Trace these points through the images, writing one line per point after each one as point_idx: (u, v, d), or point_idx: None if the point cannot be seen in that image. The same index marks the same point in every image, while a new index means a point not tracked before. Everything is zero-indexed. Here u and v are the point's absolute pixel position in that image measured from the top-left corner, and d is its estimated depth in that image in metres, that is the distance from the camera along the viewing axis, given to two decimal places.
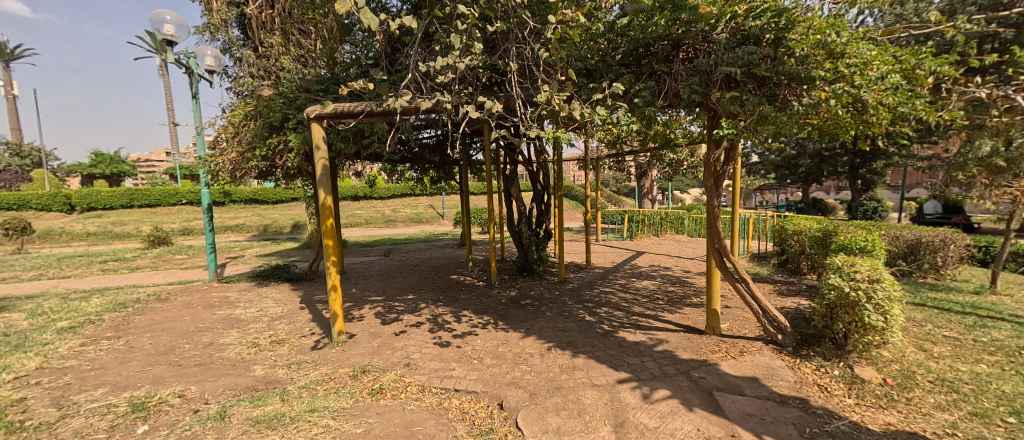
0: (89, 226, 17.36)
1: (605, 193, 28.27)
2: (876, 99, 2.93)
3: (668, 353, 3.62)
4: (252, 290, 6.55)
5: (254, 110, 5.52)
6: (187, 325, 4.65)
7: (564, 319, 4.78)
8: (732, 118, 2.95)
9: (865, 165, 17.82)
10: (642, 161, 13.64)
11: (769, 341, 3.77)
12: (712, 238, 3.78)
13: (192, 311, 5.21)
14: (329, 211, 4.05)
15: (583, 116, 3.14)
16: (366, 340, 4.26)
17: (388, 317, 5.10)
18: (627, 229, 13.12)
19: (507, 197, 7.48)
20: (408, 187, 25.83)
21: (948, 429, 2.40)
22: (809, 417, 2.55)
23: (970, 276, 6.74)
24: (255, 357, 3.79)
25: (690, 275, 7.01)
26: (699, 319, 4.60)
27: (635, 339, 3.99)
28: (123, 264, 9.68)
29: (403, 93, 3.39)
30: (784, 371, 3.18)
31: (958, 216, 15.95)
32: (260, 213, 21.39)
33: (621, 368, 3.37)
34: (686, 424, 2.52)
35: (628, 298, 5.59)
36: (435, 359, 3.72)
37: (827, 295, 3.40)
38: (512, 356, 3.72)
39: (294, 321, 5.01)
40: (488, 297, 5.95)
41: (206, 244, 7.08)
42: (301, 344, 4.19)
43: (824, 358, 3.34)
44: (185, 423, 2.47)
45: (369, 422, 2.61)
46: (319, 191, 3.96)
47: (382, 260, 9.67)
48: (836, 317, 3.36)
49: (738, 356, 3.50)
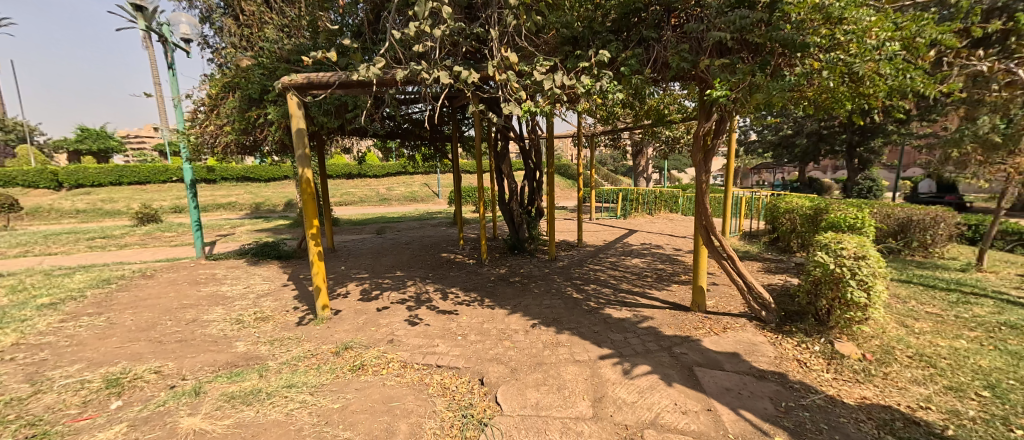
0: (78, 204, 17.12)
1: (600, 172, 28.18)
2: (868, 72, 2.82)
3: (652, 329, 3.62)
4: (241, 267, 6.51)
5: (232, 81, 5.31)
6: (171, 301, 4.61)
7: (551, 295, 4.79)
8: (724, 85, 2.75)
9: (862, 143, 17.73)
10: (638, 139, 13.52)
11: (753, 317, 3.77)
12: (699, 213, 3.70)
13: (177, 288, 5.17)
14: (310, 188, 3.97)
15: (565, 87, 3.01)
16: (351, 317, 4.24)
17: (374, 294, 5.10)
18: (622, 208, 13.12)
19: (499, 175, 7.34)
20: (403, 165, 25.66)
21: (922, 403, 2.44)
22: (785, 391, 2.57)
23: (957, 254, 6.79)
24: (238, 334, 3.79)
25: (681, 252, 7.04)
26: (685, 296, 4.62)
27: (620, 316, 4.00)
28: (111, 241, 9.58)
29: (377, 60, 3.25)
30: (766, 347, 3.19)
31: (951, 195, 16.13)
32: (252, 191, 21.16)
33: (604, 343, 3.38)
34: (664, 398, 2.53)
35: (616, 275, 5.62)
36: (419, 335, 3.71)
37: (812, 272, 3.39)
38: (496, 333, 3.71)
39: (280, 298, 4.99)
40: (477, 274, 5.95)
41: (192, 221, 6.92)
42: (285, 321, 4.18)
43: (806, 334, 3.33)
44: (160, 399, 2.46)
45: (347, 397, 2.60)
46: (298, 165, 3.90)
47: (374, 238, 9.63)
48: (820, 293, 3.35)
49: (721, 332, 3.50)
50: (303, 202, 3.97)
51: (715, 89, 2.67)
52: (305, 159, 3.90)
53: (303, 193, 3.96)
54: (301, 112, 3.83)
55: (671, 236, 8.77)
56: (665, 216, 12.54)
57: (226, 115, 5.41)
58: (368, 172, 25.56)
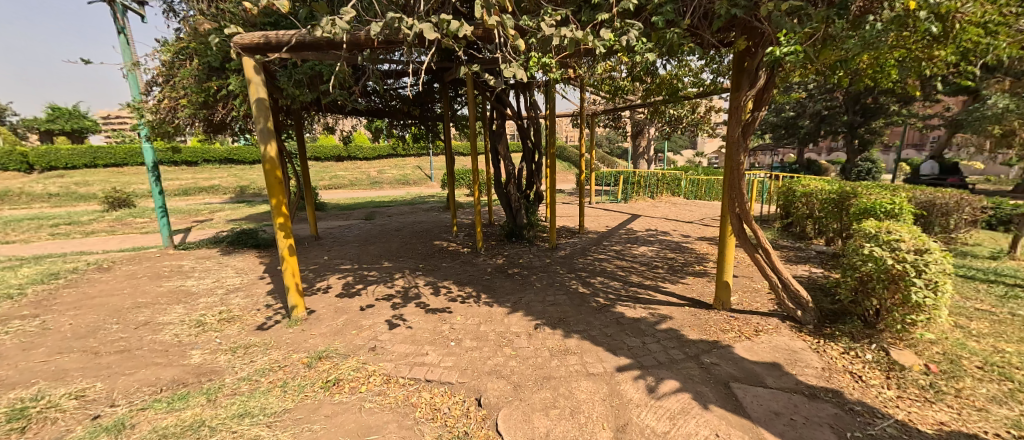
0: (51, 187, 16.25)
1: (597, 155, 27.63)
2: (946, 18, 2.32)
3: (673, 333, 3.17)
4: (212, 257, 5.93)
5: (188, 46, 4.62)
6: (123, 300, 4.06)
7: (555, 290, 4.31)
8: (791, 36, 2.15)
9: (865, 124, 17.32)
10: (640, 118, 12.92)
11: (785, 317, 3.32)
12: (731, 199, 3.15)
13: (134, 283, 4.61)
14: (276, 170, 3.38)
15: (582, 41, 2.42)
16: (329, 318, 3.73)
17: (357, 289, 4.59)
18: (622, 192, 12.64)
19: (495, 157, 6.75)
20: (395, 147, 24.89)
21: (1017, 432, 1.99)
22: (847, 417, 2.11)
23: (981, 240, 6.40)
24: (195, 340, 3.27)
25: (689, 239, 6.59)
26: (703, 290, 4.16)
27: (634, 316, 3.53)
28: (78, 228, 8.90)
29: (344, 11, 2.61)
30: (809, 355, 2.75)
31: (954, 177, 15.86)
32: (236, 173, 20.32)
33: (620, 351, 2.90)
34: (701, 427, 2.07)
35: (624, 266, 5.14)
36: (406, 341, 3.21)
37: (860, 268, 2.93)
38: (495, 337, 3.22)
39: (252, 294, 4.47)
40: (472, 265, 5.44)
41: (157, 206, 6.30)
42: (252, 323, 3.67)
43: (853, 339, 2.88)
44: (72, 437, 1.95)
45: (312, 430, 2.12)
46: (260, 142, 3.30)
47: (361, 224, 9.03)
48: (870, 292, 2.90)
49: (753, 336, 3.05)
50: (267, 186, 3.39)
51: (779, 42, 2.14)
52: (267, 134, 3.30)
53: (268, 175, 3.37)
54: (260, 77, 3.23)
55: (676, 221, 8.31)
56: (667, 200, 12.07)
57: (182, 85, 4.75)
58: (359, 154, 24.78)
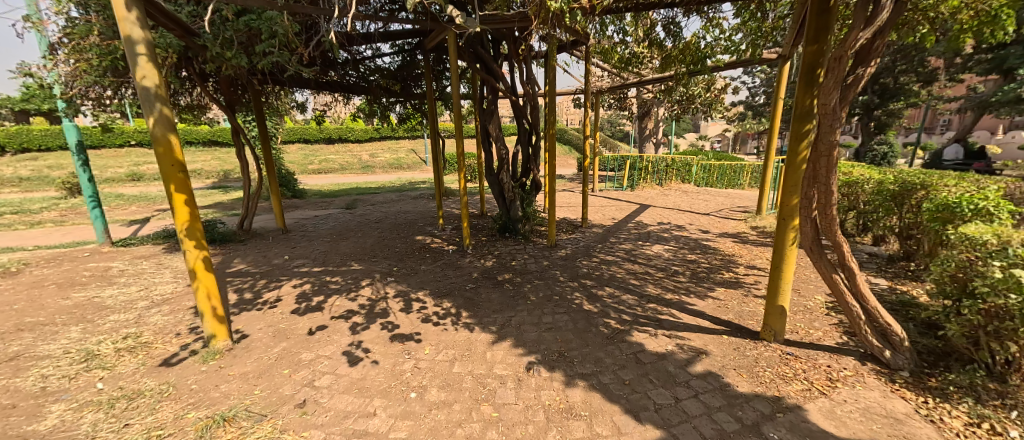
0: (21, 171, 15.27)
1: (600, 139, 26.50)
2: None
3: (715, 381, 2.31)
4: (152, 257, 5.05)
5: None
6: (5, 322, 3.19)
7: (554, 306, 3.44)
8: None
9: (882, 105, 16.05)
10: (648, 98, 11.81)
11: (865, 356, 2.47)
12: (806, 198, 2.34)
13: (36, 294, 3.75)
14: (175, 154, 2.46)
15: None
16: (261, 349, 2.87)
17: (310, 302, 3.72)
18: (627, 178, 11.63)
19: (484, 139, 5.79)
20: (387, 130, 23.73)
21: None
22: None
23: None
24: (65, 387, 2.42)
25: (710, 236, 5.71)
26: (742, 308, 3.29)
27: (658, 350, 2.67)
28: (24, 218, 7.99)
29: None
30: (922, 429, 1.88)
31: (980, 162, 14.86)
32: (220, 156, 19.27)
33: (645, 415, 2.05)
34: None
35: (637, 272, 4.26)
36: (351, 390, 2.36)
37: (995, 300, 2.04)
38: (472, 386, 2.36)
39: (178, 308, 3.60)
40: (456, 269, 4.56)
41: (87, 195, 5.38)
42: (159, 355, 2.80)
43: (980, 401, 2.01)
44: None
45: None
46: (151, 114, 2.37)
47: (339, 214, 8.12)
48: (1008, 336, 2.02)
49: (829, 390, 2.18)
50: (162, 176, 2.47)
51: None
52: (152, 99, 2.34)
53: (162, 161, 2.44)
54: (134, 17, 2.24)
55: (690, 213, 7.39)
56: (677, 187, 11.12)
57: (84, 46, 3.76)
58: (350, 137, 23.66)
